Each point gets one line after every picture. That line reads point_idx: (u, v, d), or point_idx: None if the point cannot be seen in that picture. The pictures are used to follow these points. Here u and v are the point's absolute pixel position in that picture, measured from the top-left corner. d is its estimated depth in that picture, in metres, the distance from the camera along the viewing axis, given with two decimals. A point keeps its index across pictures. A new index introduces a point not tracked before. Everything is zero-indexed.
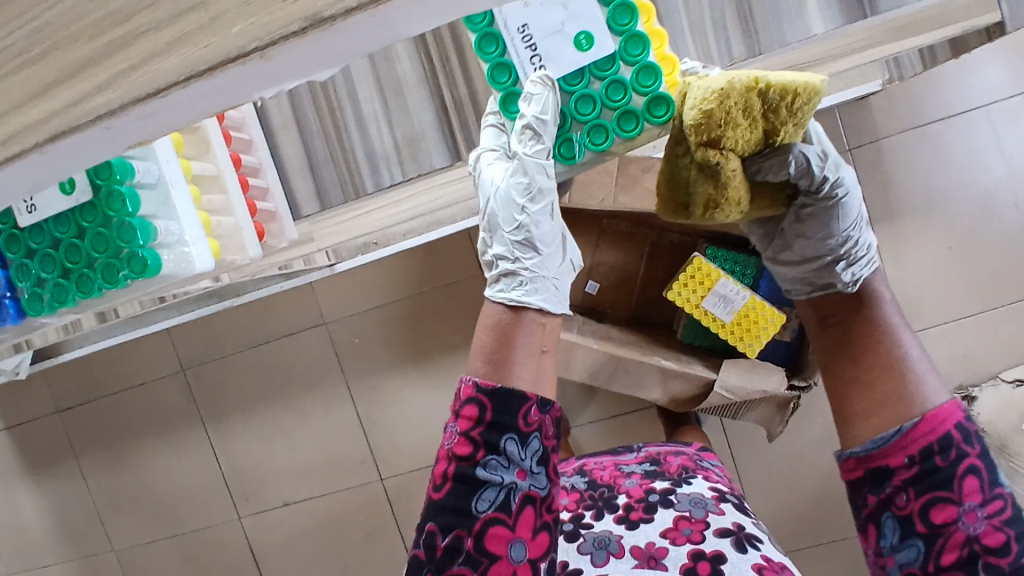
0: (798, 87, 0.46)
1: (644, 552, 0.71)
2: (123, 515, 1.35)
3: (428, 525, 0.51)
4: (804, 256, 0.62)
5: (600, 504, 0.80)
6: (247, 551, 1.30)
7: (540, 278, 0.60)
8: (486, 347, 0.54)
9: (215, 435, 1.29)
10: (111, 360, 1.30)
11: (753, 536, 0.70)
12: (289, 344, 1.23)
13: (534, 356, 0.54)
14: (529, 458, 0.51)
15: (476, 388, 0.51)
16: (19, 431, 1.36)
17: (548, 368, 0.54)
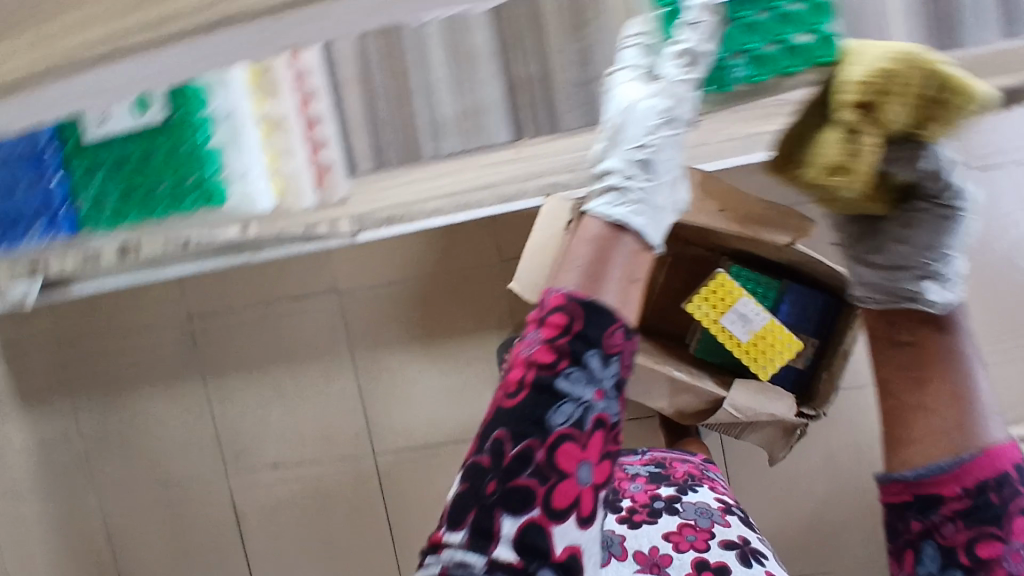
0: None
1: (648, 556, 0.70)
2: (109, 459, 1.34)
3: (497, 432, 0.48)
4: (892, 264, 0.58)
5: (603, 504, 0.78)
6: (230, 510, 1.30)
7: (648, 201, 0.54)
8: (582, 258, 0.50)
9: (212, 389, 1.28)
10: (117, 302, 1.29)
11: (757, 551, 0.72)
12: (298, 308, 1.23)
13: (620, 282, 0.49)
14: (609, 378, 0.47)
15: (566, 299, 0.48)
16: (14, 363, 1.35)
17: (635, 300, 0.50)
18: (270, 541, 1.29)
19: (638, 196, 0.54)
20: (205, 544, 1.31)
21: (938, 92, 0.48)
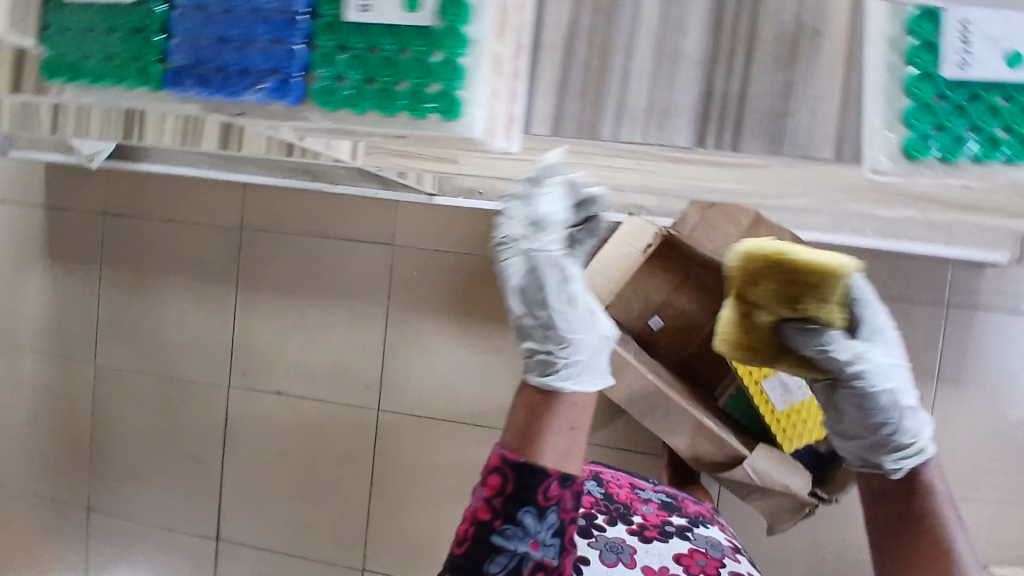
0: (828, 269, 0.44)
1: (655, 570, 0.73)
2: (116, 337, 1.33)
3: (443, 575, 0.52)
4: (850, 432, 0.57)
5: (615, 516, 0.82)
6: (221, 421, 1.29)
7: (575, 361, 0.57)
8: (519, 420, 0.55)
9: (240, 300, 1.28)
10: (175, 189, 1.29)
11: None
12: (350, 248, 1.23)
13: (564, 432, 0.54)
14: (544, 531, 0.51)
15: (503, 460, 0.52)
16: (55, 217, 1.34)
17: (578, 447, 0.54)
18: (250, 462, 1.29)
19: (562, 357, 0.57)
20: (185, 447, 1.31)
21: (799, 263, 0.44)
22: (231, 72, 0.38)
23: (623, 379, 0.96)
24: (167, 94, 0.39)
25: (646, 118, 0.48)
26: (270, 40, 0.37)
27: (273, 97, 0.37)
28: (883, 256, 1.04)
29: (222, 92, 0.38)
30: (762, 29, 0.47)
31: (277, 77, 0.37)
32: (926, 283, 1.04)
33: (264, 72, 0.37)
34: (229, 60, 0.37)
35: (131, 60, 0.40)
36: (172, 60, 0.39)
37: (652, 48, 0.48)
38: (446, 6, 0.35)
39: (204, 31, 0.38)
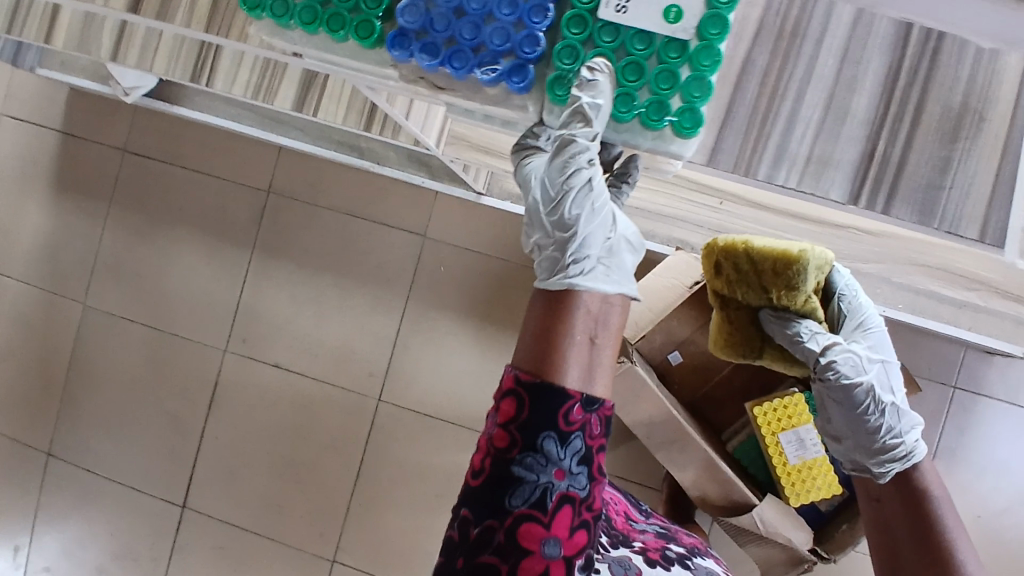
0: (778, 254, 0.61)
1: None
2: (113, 280, 1.26)
3: (462, 511, 0.48)
4: (839, 434, 0.66)
5: (619, 538, 0.80)
6: (210, 385, 1.24)
7: (585, 256, 0.51)
8: (534, 331, 0.48)
9: (254, 264, 1.24)
10: (206, 140, 1.25)
11: None
12: (380, 233, 1.21)
13: (581, 347, 0.47)
14: (569, 458, 0.46)
15: (517, 381, 0.46)
16: (70, 145, 1.27)
17: (600, 360, 0.47)
18: (234, 432, 1.24)
19: (573, 251, 0.52)
20: (167, 405, 1.25)
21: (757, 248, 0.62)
22: (460, 45, 0.41)
23: (646, 407, 0.97)
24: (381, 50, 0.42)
25: (804, 166, 0.49)
26: (507, 27, 0.40)
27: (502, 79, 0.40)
28: (902, 331, 1.08)
29: (449, 63, 0.41)
30: (929, 103, 0.48)
31: (510, 59, 0.40)
32: (936, 362, 1.09)
33: (497, 51, 0.40)
34: (462, 33, 0.40)
35: (350, 9, 0.42)
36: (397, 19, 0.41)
37: (822, 100, 0.49)
38: (706, 26, 0.40)
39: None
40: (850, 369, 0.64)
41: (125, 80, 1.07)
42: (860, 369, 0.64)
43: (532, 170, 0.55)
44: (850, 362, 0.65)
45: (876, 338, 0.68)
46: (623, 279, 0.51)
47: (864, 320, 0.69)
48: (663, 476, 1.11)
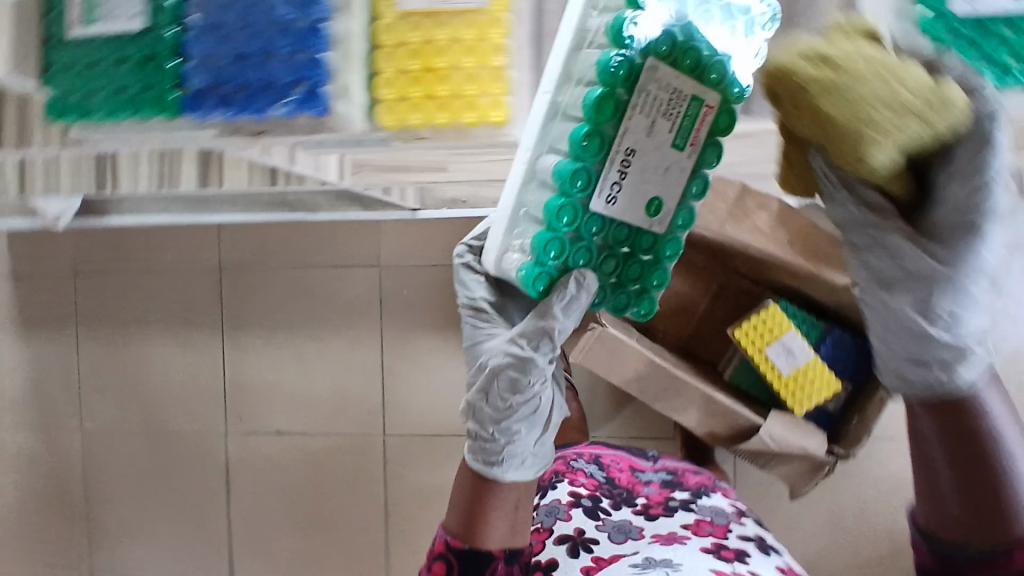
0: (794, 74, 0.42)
1: (665, 536, 0.78)
2: (101, 396, 1.29)
3: None
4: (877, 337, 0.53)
5: (621, 499, 0.88)
6: (222, 468, 1.26)
7: (507, 452, 0.65)
8: (461, 505, 0.67)
9: (228, 342, 1.25)
10: (147, 238, 1.26)
11: (770, 546, 0.80)
12: (337, 275, 1.22)
13: (505, 517, 0.66)
14: None
15: (451, 548, 0.66)
16: (21, 282, 1.29)
17: (519, 524, 0.67)
18: (258, 507, 1.25)
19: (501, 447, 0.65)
20: (186, 500, 1.27)
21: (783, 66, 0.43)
22: (255, 87, 0.46)
23: (631, 365, 0.98)
24: (186, 115, 0.49)
25: None
26: (291, 56, 0.45)
27: (299, 107, 0.45)
28: None
29: (248, 107, 0.46)
30: None
31: (303, 88, 0.45)
32: None
33: (289, 84, 0.45)
34: (251, 80, 0.46)
35: (143, 89, 0.49)
36: (191, 83, 0.48)
37: None
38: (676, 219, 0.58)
39: (218, 54, 0.47)
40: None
41: (49, 208, 1.07)
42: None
43: (482, 337, 0.68)
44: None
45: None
46: (530, 469, 0.67)
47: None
48: (673, 424, 1.12)
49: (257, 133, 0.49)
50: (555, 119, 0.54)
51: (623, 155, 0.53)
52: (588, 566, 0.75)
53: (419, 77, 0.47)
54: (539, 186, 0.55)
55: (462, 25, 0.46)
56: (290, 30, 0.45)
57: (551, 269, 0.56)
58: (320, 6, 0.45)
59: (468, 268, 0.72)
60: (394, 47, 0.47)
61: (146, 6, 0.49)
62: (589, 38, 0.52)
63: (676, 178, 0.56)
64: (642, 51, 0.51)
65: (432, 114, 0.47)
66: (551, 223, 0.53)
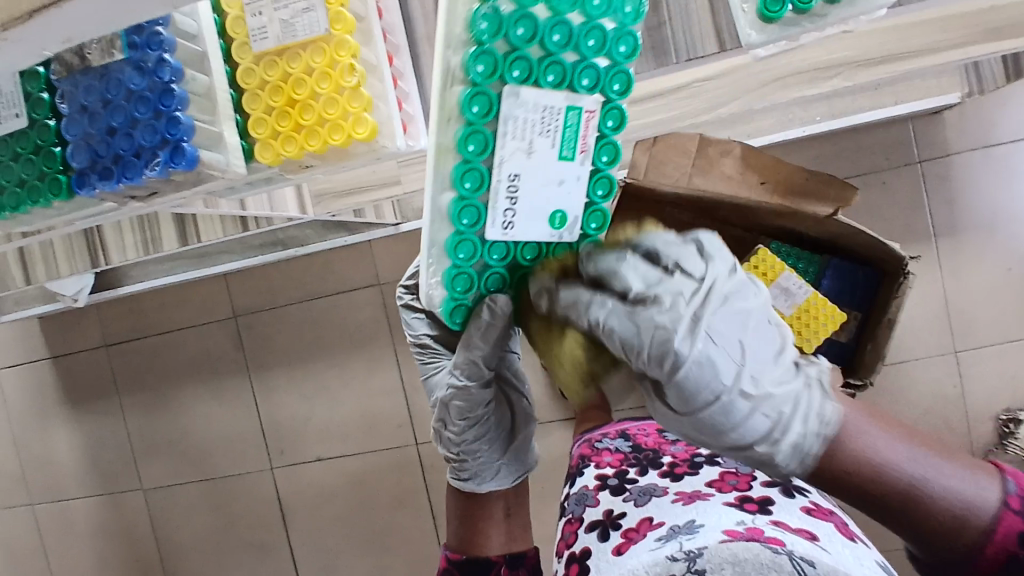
0: None
1: (688, 494, 0.64)
2: (154, 456, 1.36)
3: None
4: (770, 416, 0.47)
5: (645, 462, 0.74)
6: (274, 503, 1.31)
7: (474, 469, 0.73)
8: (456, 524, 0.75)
9: (256, 384, 1.30)
10: (164, 301, 1.33)
11: (800, 488, 0.65)
12: (341, 301, 1.25)
13: (500, 521, 0.74)
14: None
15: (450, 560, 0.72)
16: (64, 363, 1.38)
17: (515, 530, 0.75)
18: (315, 534, 1.30)
19: (469, 467, 0.73)
20: (248, 538, 1.33)
21: None
22: (127, 157, 0.48)
23: None
24: (79, 195, 0.50)
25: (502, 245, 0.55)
26: (152, 118, 0.47)
27: (168, 165, 0.47)
28: (842, 136, 1.04)
29: (124, 175, 0.48)
30: None
31: (168, 147, 0.47)
32: (891, 148, 1.04)
33: (155, 146, 0.48)
34: (122, 147, 0.48)
35: (38, 178, 0.50)
36: (73, 164, 0.49)
37: None
38: (591, 221, 0.57)
39: (92, 132, 0.49)
40: (730, 414, 0.45)
41: (68, 289, 1.12)
42: (751, 385, 0.45)
43: (431, 371, 0.74)
44: (702, 364, 0.45)
45: (735, 321, 0.48)
46: (503, 476, 0.74)
47: (705, 288, 0.49)
48: None
49: (145, 195, 0.52)
50: (443, 155, 0.52)
51: (507, 182, 0.53)
52: (619, 544, 0.61)
53: (286, 111, 0.51)
54: (438, 224, 0.53)
55: (315, 54, 0.50)
56: (145, 96, 0.47)
57: (467, 302, 0.57)
58: (170, 67, 0.47)
59: (409, 309, 0.77)
60: (257, 87, 0.51)
61: (23, 103, 0.50)
62: (453, 75, 0.50)
63: (577, 186, 0.55)
64: (493, 73, 0.50)
65: (303, 143, 0.50)
66: (456, 259, 0.54)
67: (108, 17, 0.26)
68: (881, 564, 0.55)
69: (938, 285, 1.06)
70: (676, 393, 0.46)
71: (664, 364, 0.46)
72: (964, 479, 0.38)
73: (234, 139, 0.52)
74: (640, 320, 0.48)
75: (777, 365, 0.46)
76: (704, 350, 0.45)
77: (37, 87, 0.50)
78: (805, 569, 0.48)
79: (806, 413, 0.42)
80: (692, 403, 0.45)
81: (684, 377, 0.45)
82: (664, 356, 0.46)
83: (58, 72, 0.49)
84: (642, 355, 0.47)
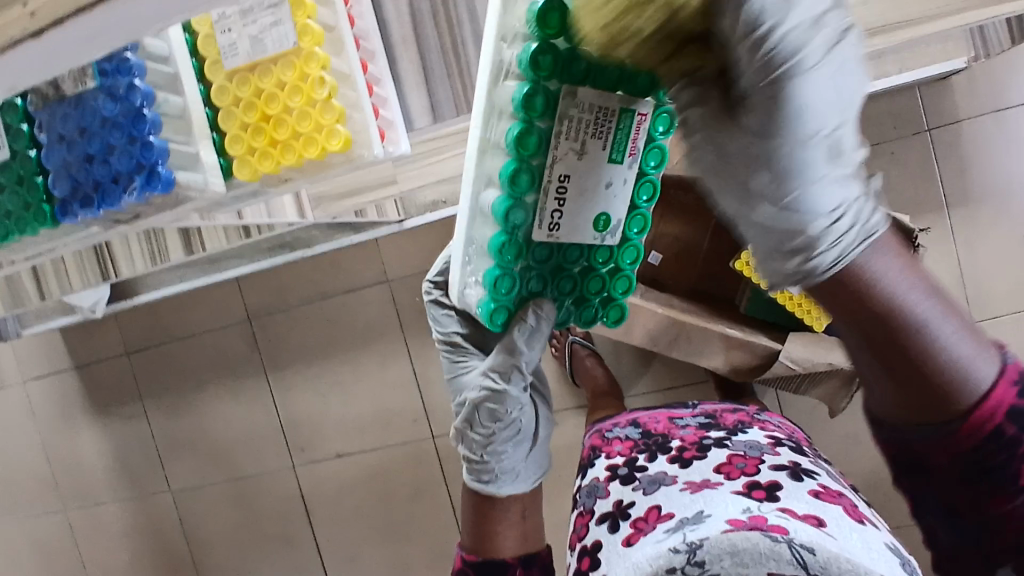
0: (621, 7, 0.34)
1: (697, 483, 0.64)
2: (180, 458, 1.40)
3: None
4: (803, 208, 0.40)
5: (654, 448, 0.74)
6: (297, 499, 1.34)
7: (494, 470, 0.72)
8: (469, 524, 0.74)
9: (273, 384, 1.32)
10: (180, 307, 1.35)
11: (809, 470, 0.64)
12: (351, 299, 1.26)
13: (516, 522, 0.74)
14: None
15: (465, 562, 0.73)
16: (89, 372, 1.42)
17: (529, 531, 0.75)
18: (338, 528, 1.33)
19: (493, 469, 0.72)
20: (274, 534, 1.36)
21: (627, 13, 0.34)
22: (106, 183, 0.49)
23: (639, 324, 0.96)
24: (64, 223, 0.51)
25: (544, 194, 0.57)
26: (127, 143, 0.48)
27: (145, 190, 0.48)
28: None
29: (104, 203, 0.49)
30: None
31: (144, 171, 0.48)
32: (899, 117, 1.01)
33: (131, 171, 0.48)
34: (100, 174, 0.49)
35: (24, 208, 0.51)
36: (56, 193, 0.50)
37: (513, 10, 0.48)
38: (633, 224, 0.60)
39: (71, 160, 0.49)
40: (810, 164, 0.37)
41: (84, 301, 1.14)
42: (830, 151, 0.36)
43: (460, 369, 0.74)
44: (811, 92, 0.35)
45: (847, 79, 0.36)
46: (524, 480, 0.75)
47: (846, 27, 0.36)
48: (702, 369, 1.10)
49: (129, 218, 0.52)
50: (487, 153, 0.56)
51: (557, 182, 0.54)
52: (629, 535, 0.61)
53: (260, 126, 0.51)
54: (483, 221, 0.58)
55: (286, 69, 0.50)
56: (118, 122, 0.48)
57: (509, 306, 0.60)
58: (140, 92, 0.47)
59: (437, 305, 0.76)
60: (231, 104, 0.52)
61: (4, 136, 0.51)
62: (505, 68, 0.53)
63: (622, 190, 0.57)
64: (553, 72, 0.49)
65: (279, 158, 0.51)
66: (499, 260, 0.57)
67: (50, 65, 0.27)
68: (890, 546, 0.55)
69: (953, 255, 1.03)
70: (763, 90, 0.35)
71: (767, 67, 0.34)
72: (970, 344, 0.39)
73: (211, 156, 0.52)
74: (785, 10, 0.34)
75: (842, 166, 0.38)
76: (824, 88, 0.36)
77: (15, 118, 0.51)
78: (807, 558, 0.48)
79: (856, 221, 0.38)
80: (772, 142, 0.37)
81: (788, 94, 0.35)
82: (771, 91, 0.35)
83: (35, 103, 0.50)
84: (744, 58, 0.35)
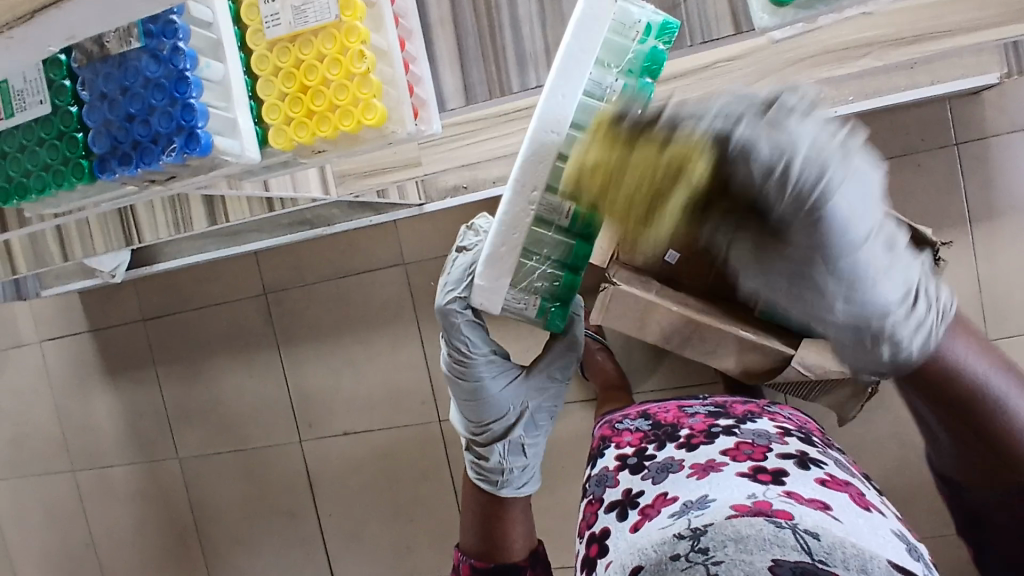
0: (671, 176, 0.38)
1: (702, 467, 0.64)
2: (189, 426, 1.41)
3: None
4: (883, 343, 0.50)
5: (663, 436, 0.74)
6: (302, 474, 1.35)
7: (534, 469, 0.79)
8: (479, 532, 0.76)
9: (286, 359, 1.34)
10: (198, 277, 1.36)
11: (817, 460, 0.64)
12: (366, 279, 1.27)
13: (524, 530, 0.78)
14: None
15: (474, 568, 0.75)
16: (105, 336, 1.44)
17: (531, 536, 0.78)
18: (341, 505, 1.34)
19: (534, 469, 0.79)
20: (278, 507, 1.38)
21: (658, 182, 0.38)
22: (145, 144, 0.50)
23: (654, 320, 0.96)
24: (100, 179, 0.52)
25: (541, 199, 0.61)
26: (169, 104, 0.49)
27: (183, 151, 0.49)
28: (875, 116, 1.01)
29: (142, 161, 0.50)
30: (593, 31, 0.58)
31: (183, 133, 0.49)
32: (927, 128, 1.01)
33: (171, 132, 0.49)
34: (140, 134, 0.50)
35: (62, 162, 0.53)
36: (94, 150, 0.52)
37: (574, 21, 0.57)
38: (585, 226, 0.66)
39: (111, 119, 0.51)
40: (864, 266, 0.40)
41: (104, 265, 1.16)
42: (879, 247, 0.41)
43: (493, 387, 0.72)
44: (850, 202, 0.37)
45: (864, 188, 0.38)
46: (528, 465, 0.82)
47: (824, 176, 0.36)
48: (713, 369, 1.10)
49: (164, 178, 0.53)
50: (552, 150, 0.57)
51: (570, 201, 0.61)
52: (636, 521, 0.62)
53: (297, 97, 0.52)
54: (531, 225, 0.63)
55: (326, 40, 0.51)
56: (161, 84, 0.49)
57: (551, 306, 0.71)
58: (184, 55, 0.49)
59: (468, 325, 0.68)
60: (271, 73, 0.53)
61: (45, 90, 0.52)
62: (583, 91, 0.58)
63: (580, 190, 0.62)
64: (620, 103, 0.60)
65: (314, 129, 0.51)
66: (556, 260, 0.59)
67: (111, 14, 0.28)
68: (897, 534, 0.55)
69: (972, 270, 1.03)
70: (815, 226, 0.37)
71: (803, 195, 0.36)
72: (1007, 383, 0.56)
73: (248, 124, 0.53)
74: (792, 138, 0.36)
75: (889, 228, 0.42)
76: (857, 198, 0.38)
77: (59, 75, 0.52)
78: (809, 543, 0.49)
79: (917, 299, 0.46)
80: (823, 261, 0.39)
81: (829, 212, 0.37)
82: (812, 217, 0.37)
83: (80, 60, 0.52)
84: (787, 197, 0.36)
